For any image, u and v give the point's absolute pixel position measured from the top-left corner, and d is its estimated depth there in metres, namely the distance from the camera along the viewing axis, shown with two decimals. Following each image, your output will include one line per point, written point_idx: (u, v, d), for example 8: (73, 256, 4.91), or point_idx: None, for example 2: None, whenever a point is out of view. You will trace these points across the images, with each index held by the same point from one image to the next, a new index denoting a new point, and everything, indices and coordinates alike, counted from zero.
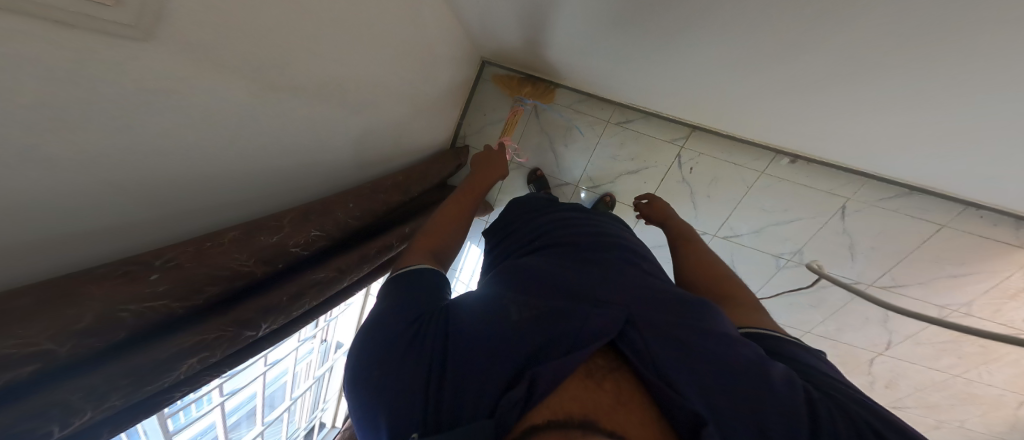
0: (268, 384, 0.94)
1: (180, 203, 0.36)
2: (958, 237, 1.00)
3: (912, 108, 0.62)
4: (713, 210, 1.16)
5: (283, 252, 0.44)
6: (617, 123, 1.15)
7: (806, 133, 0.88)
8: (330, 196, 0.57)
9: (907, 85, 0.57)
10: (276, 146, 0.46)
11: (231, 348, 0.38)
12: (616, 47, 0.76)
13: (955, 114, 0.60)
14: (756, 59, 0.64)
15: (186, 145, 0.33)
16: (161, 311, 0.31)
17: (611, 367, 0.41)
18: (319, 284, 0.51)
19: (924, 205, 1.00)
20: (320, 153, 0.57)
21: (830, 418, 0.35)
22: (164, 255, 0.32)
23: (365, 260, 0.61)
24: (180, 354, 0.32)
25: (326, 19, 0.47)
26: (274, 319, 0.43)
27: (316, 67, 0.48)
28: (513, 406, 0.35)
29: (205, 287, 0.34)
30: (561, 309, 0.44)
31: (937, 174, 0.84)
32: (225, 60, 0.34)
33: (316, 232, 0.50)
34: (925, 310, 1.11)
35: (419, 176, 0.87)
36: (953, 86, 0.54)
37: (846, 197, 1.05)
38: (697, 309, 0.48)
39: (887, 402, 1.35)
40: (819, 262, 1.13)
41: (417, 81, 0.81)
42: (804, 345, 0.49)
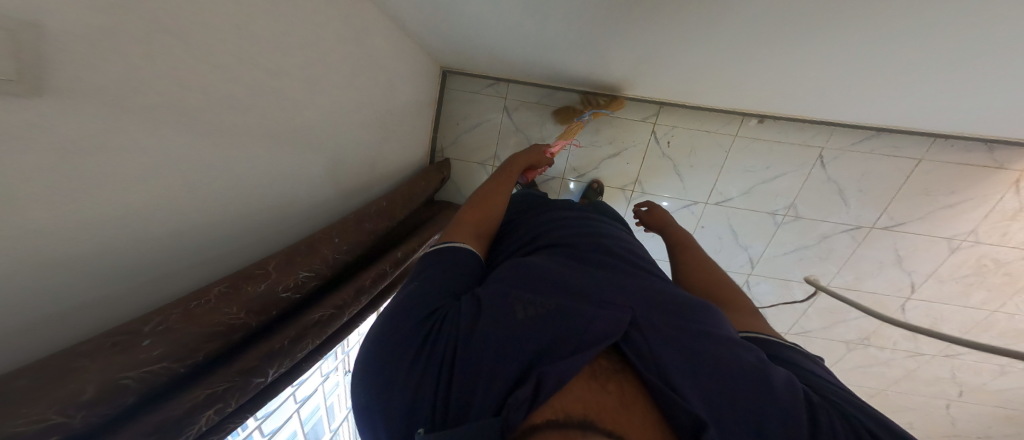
0: (304, 421, 0.99)
1: (161, 257, 0.40)
2: (940, 168, 1.00)
3: (867, 61, 0.63)
4: (699, 179, 1.16)
5: (275, 298, 0.48)
6: (588, 111, 1.18)
7: (768, 94, 0.89)
8: (316, 234, 0.61)
9: (855, 46, 0.59)
10: (244, 186, 0.50)
11: (244, 396, 0.42)
12: (555, 37, 0.79)
13: (910, 60, 0.60)
14: (708, 39, 0.67)
15: (150, 200, 0.37)
16: (164, 373, 0.35)
17: (615, 369, 0.43)
18: (319, 322, 0.54)
19: (899, 142, 1.00)
20: (292, 187, 0.61)
21: (830, 421, 0.36)
22: (152, 320, 0.35)
23: (363, 293, 0.65)
24: (194, 410, 0.36)
25: (267, 62, 0.51)
26: (279, 362, 0.47)
27: (271, 108, 0.53)
28: (520, 405, 0.37)
29: (202, 343, 0.38)
30: (565, 309, 0.46)
31: (911, 113, 0.84)
32: (172, 122, 0.38)
33: (304, 273, 0.53)
34: (935, 245, 1.08)
35: (402, 196, 0.91)
36: (902, 38, 0.54)
37: (820, 146, 1.05)
38: (694, 310, 0.49)
39: (939, 352, 1.32)
40: (816, 212, 1.12)
41: (375, 103, 0.85)
42: (802, 350, 0.50)
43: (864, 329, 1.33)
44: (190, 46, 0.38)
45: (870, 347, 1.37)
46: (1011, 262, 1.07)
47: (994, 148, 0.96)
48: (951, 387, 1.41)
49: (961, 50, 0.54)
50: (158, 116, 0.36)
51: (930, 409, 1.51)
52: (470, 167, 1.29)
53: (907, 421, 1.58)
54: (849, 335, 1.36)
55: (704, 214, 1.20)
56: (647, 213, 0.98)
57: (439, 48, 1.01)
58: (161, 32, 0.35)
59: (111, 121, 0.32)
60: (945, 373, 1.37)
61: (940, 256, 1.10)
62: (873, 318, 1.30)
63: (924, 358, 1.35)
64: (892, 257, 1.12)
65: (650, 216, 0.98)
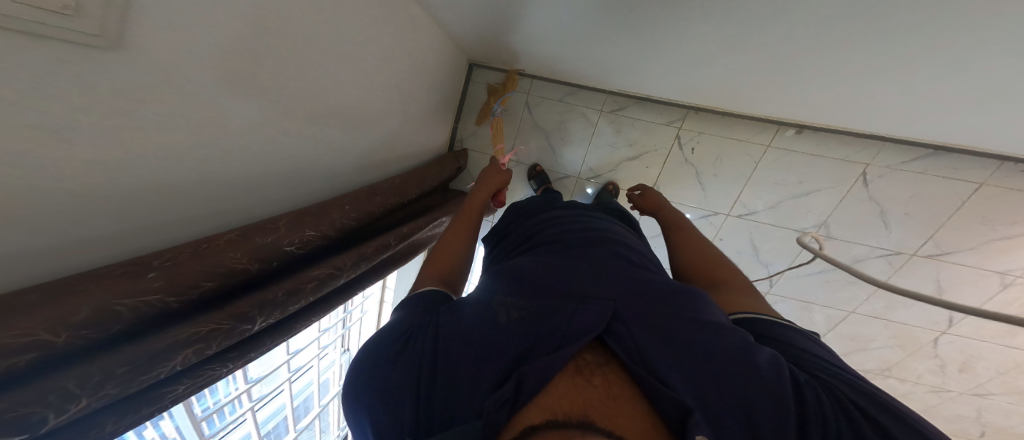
0: (294, 395, 1.03)
1: (172, 217, 0.40)
2: (1001, 195, 0.91)
3: (939, 69, 0.56)
4: (722, 189, 1.10)
5: (279, 251, 0.47)
6: (611, 112, 1.14)
7: (811, 102, 0.82)
8: (328, 199, 0.61)
9: (927, 51, 0.52)
10: (264, 160, 0.51)
11: (228, 341, 0.42)
12: (586, 34, 0.75)
13: (990, 69, 0.53)
14: (751, 38, 0.62)
15: (171, 164, 0.38)
16: (157, 306, 0.34)
17: (600, 361, 0.40)
18: (317, 282, 0.54)
19: (954, 164, 0.92)
20: (311, 164, 0.61)
21: (820, 404, 0.34)
22: (162, 255, 0.36)
23: (363, 259, 0.64)
24: (175, 346, 0.35)
25: (302, 39, 0.51)
26: (269, 314, 0.46)
27: (299, 86, 0.53)
28: (501, 407, 0.35)
29: (201, 282, 0.38)
30: (547, 309, 0.44)
31: (980, 131, 0.76)
32: (199, 90, 0.38)
33: (311, 232, 0.53)
34: (985, 278, 0.99)
35: (416, 180, 0.90)
36: (991, 44, 0.48)
37: (866, 163, 0.98)
38: (683, 298, 0.46)
39: (966, 389, 1.22)
40: (850, 233, 1.05)
41: (403, 87, 0.84)
42: (797, 327, 0.46)
43: (887, 359, 1.23)
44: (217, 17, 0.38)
45: (889, 378, 1.28)
46: None
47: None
48: (973, 426, 1.30)
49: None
50: (177, 81, 0.36)
51: None
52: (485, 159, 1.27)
53: None
54: (868, 364, 1.27)
55: (725, 226, 1.14)
56: (641, 196, 0.92)
57: (468, 41, 0.99)
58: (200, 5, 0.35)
59: (139, 86, 0.32)
60: (969, 412, 1.27)
61: (989, 292, 1.01)
62: (897, 349, 1.21)
63: (949, 395, 1.25)
64: (933, 288, 1.04)
65: (642, 199, 0.93)
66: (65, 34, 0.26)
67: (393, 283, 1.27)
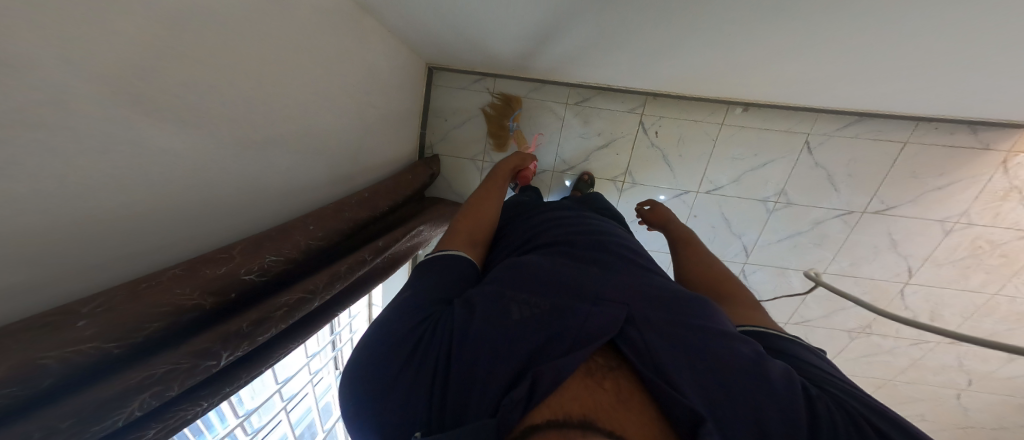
0: (294, 424, 1.04)
1: (120, 245, 0.41)
2: (926, 150, 1.00)
3: (847, 45, 0.62)
4: (687, 169, 1.16)
5: (235, 280, 0.48)
6: (576, 104, 1.18)
7: (745, 80, 0.88)
8: (290, 222, 0.62)
9: (834, 26, 0.58)
10: (214, 182, 0.52)
11: (192, 380, 0.41)
12: (526, 28, 0.79)
13: (885, 42, 0.60)
14: (677, 24, 0.66)
15: (109, 192, 0.39)
16: (92, 353, 0.34)
17: (612, 366, 0.44)
18: (288, 309, 0.54)
19: (881, 126, 1.00)
20: (265, 183, 0.63)
21: (829, 416, 0.37)
22: (92, 301, 0.36)
23: (336, 279, 0.64)
24: (123, 393, 0.35)
25: (237, 60, 0.53)
26: (236, 346, 0.46)
27: (240, 107, 0.55)
28: (515, 406, 0.37)
29: (145, 324, 0.38)
30: (561, 309, 0.47)
31: (896, 97, 0.83)
32: (126, 117, 0.39)
33: (272, 257, 0.54)
34: (928, 227, 1.07)
35: (386, 190, 0.92)
36: (872, 20, 0.54)
37: (806, 132, 1.05)
38: (695, 307, 0.50)
39: (943, 338, 1.31)
40: (807, 199, 1.11)
41: (356, 99, 0.87)
42: (802, 344, 0.50)
43: (865, 316, 1.32)
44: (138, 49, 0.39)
45: (872, 335, 1.37)
46: (1007, 243, 1.06)
47: (977, 129, 0.96)
48: (960, 375, 1.41)
49: (922, 30, 0.55)
50: (102, 115, 0.37)
51: (941, 399, 1.50)
52: (458, 162, 1.30)
53: (917, 409, 1.57)
54: (851, 323, 1.36)
55: (695, 204, 1.20)
56: (650, 211, 0.99)
57: (418, 43, 1.02)
58: (118, 35, 0.37)
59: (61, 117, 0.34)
60: (952, 360, 1.37)
61: (935, 240, 1.09)
62: None
63: (930, 345, 1.34)
64: (887, 242, 1.12)
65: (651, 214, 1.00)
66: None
67: (378, 298, 1.29)
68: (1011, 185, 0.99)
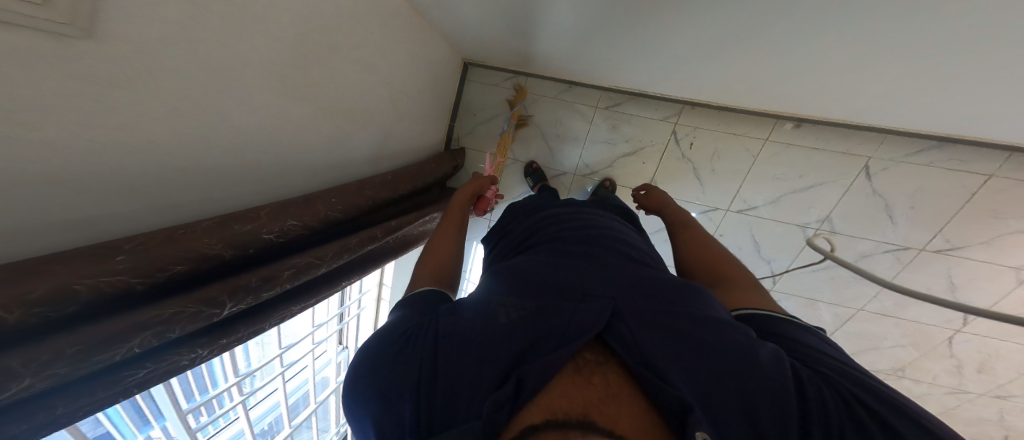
0: (289, 393, 1.05)
1: (160, 203, 0.41)
2: (1012, 187, 0.88)
3: (919, 62, 0.57)
4: (722, 184, 1.09)
5: (256, 238, 0.46)
6: (606, 108, 1.14)
7: (810, 94, 0.81)
8: (315, 193, 0.60)
9: (937, 37, 0.50)
10: (255, 153, 0.51)
11: (193, 326, 0.39)
12: (574, 28, 0.75)
13: (971, 61, 0.54)
14: (751, 32, 0.61)
15: (156, 155, 0.38)
16: (118, 287, 0.33)
17: (599, 360, 0.39)
18: (295, 271, 0.51)
19: (959, 156, 0.90)
20: (302, 158, 0.62)
21: (818, 397, 0.33)
22: (134, 239, 0.35)
23: (346, 251, 0.61)
24: (130, 328, 0.33)
25: (292, 39, 0.52)
26: (239, 299, 0.44)
27: (288, 82, 0.54)
28: (501, 407, 0.33)
29: (169, 265, 0.37)
30: (547, 307, 0.43)
31: (984, 122, 0.74)
32: (186, 85, 0.39)
33: (293, 222, 0.52)
34: (997, 274, 0.96)
35: (409, 175, 0.90)
36: (960, 37, 0.49)
37: (867, 156, 0.96)
38: (683, 296, 0.45)
39: (986, 391, 1.17)
40: (854, 228, 1.02)
41: (395, 84, 0.85)
42: (802, 324, 0.44)
43: (900, 359, 1.19)
44: (192, 14, 0.38)
45: (903, 378, 1.23)
46: None
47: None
48: (996, 430, 1.24)
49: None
50: (151, 77, 0.36)
51: None
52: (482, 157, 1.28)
53: None
54: (879, 365, 1.23)
55: (724, 222, 1.12)
56: (646, 196, 0.93)
57: (462, 38, 1.00)
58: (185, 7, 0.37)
59: (124, 81, 0.34)
60: (991, 415, 1.21)
61: (1005, 288, 0.97)
62: (911, 349, 1.17)
63: (968, 396, 1.20)
64: (944, 284, 1.00)
65: (648, 199, 0.93)
66: (27, 20, 0.26)
67: (389, 279, 1.24)
68: None
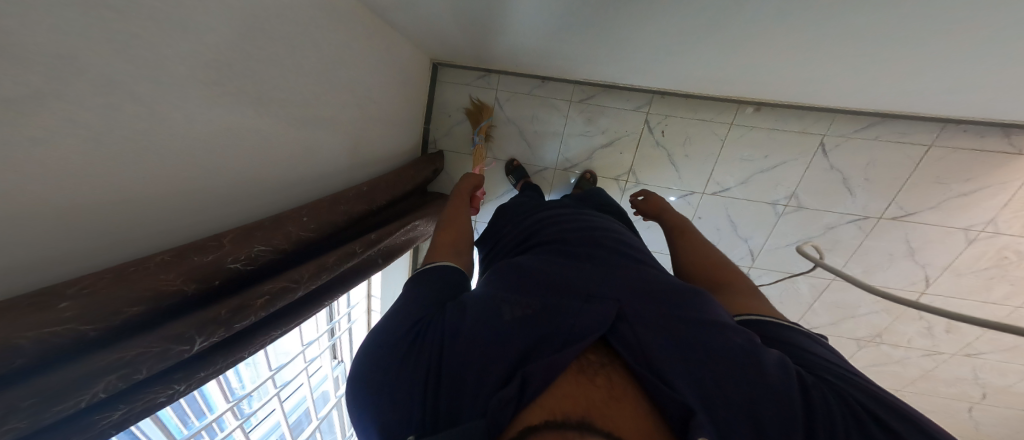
0: (288, 412, 1.04)
1: (117, 233, 0.41)
2: (953, 154, 0.94)
3: (847, 41, 0.60)
4: (695, 169, 1.12)
5: (221, 269, 0.46)
6: (580, 102, 1.15)
7: (759, 78, 0.84)
8: (284, 213, 0.60)
9: (853, 18, 0.54)
10: (216, 174, 0.52)
11: (163, 364, 0.39)
12: (529, 23, 0.77)
13: (889, 39, 0.58)
14: (693, 22, 0.64)
15: (106, 183, 0.39)
16: (68, 335, 0.33)
17: (603, 362, 0.41)
18: (269, 297, 0.51)
19: (906, 127, 0.95)
20: (265, 174, 0.62)
21: (823, 401, 0.34)
22: (77, 283, 0.35)
23: (324, 270, 0.61)
24: (91, 374, 0.33)
25: (241, 56, 0.52)
26: (214, 333, 0.44)
27: (242, 99, 0.54)
28: (504, 405, 0.35)
29: (124, 308, 0.36)
30: (552, 308, 0.45)
31: (919, 98, 0.79)
32: (129, 109, 0.39)
33: (261, 247, 0.52)
34: (950, 236, 1.03)
35: (385, 183, 0.91)
36: (874, 16, 0.53)
37: (821, 134, 1.01)
38: (685, 298, 0.47)
39: (958, 349, 1.25)
40: (819, 202, 1.07)
41: (358, 93, 0.85)
42: (807, 332, 0.46)
43: (876, 325, 1.27)
44: (123, 38, 0.38)
45: (882, 344, 1.31)
46: None
47: (1010, 132, 0.91)
48: (973, 388, 1.34)
49: (932, 25, 0.52)
50: (84, 97, 0.35)
51: (952, 412, 1.43)
52: (460, 158, 1.29)
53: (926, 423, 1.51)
54: (859, 332, 1.30)
55: (700, 206, 1.16)
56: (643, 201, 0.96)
57: (423, 39, 1.00)
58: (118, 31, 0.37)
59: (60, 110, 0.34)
60: (966, 374, 1.30)
61: (956, 248, 1.04)
62: (885, 315, 1.25)
63: (943, 357, 1.28)
64: (904, 249, 1.07)
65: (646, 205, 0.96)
66: None
67: (378, 289, 1.24)
68: None
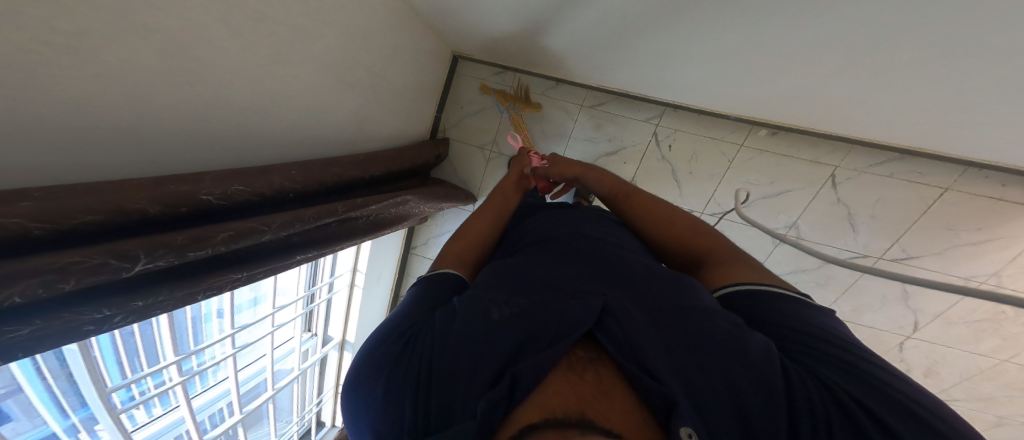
0: (242, 382, 0.94)
1: (94, 165, 0.38)
2: (967, 199, 0.94)
3: (882, 68, 0.59)
4: (699, 187, 1.11)
5: (191, 196, 0.42)
6: (591, 107, 1.14)
7: (783, 100, 0.83)
8: (274, 164, 0.58)
9: (895, 44, 0.52)
10: (213, 124, 0.49)
11: (95, 280, 0.34)
12: (560, 22, 0.74)
13: (929, 70, 0.56)
14: (730, 33, 0.62)
15: (97, 113, 0.36)
16: (13, 231, 0.28)
17: (592, 357, 0.38)
18: (233, 234, 0.46)
19: (921, 168, 0.95)
20: (264, 134, 0.58)
21: (803, 389, 0.32)
22: (45, 189, 0.31)
23: (299, 222, 0.57)
24: (15, 272, 0.28)
25: (261, 7, 0.50)
26: (162, 258, 0.39)
27: (255, 51, 0.51)
28: (495, 406, 0.33)
29: (80, 215, 0.33)
30: (542, 305, 0.43)
31: (944, 136, 0.78)
32: (134, 40, 0.36)
33: (239, 187, 0.48)
34: (950, 284, 1.02)
35: (384, 160, 0.88)
36: (920, 46, 0.51)
37: (835, 165, 1.00)
38: (678, 290, 0.44)
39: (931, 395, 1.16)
40: (819, 236, 1.06)
41: (375, 66, 0.83)
42: (815, 304, 0.42)
43: None
44: None
45: None
46: None
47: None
48: None
49: (976, 61, 0.51)
50: (97, 28, 0.33)
51: None
52: (465, 149, 1.27)
53: None
54: None
55: None
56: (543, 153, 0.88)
57: (446, 29, 0.98)
58: None
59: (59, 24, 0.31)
60: None
61: (954, 297, 1.04)
62: None
63: None
64: (898, 292, 1.07)
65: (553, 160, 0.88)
66: None
67: (364, 264, 1.20)
68: None
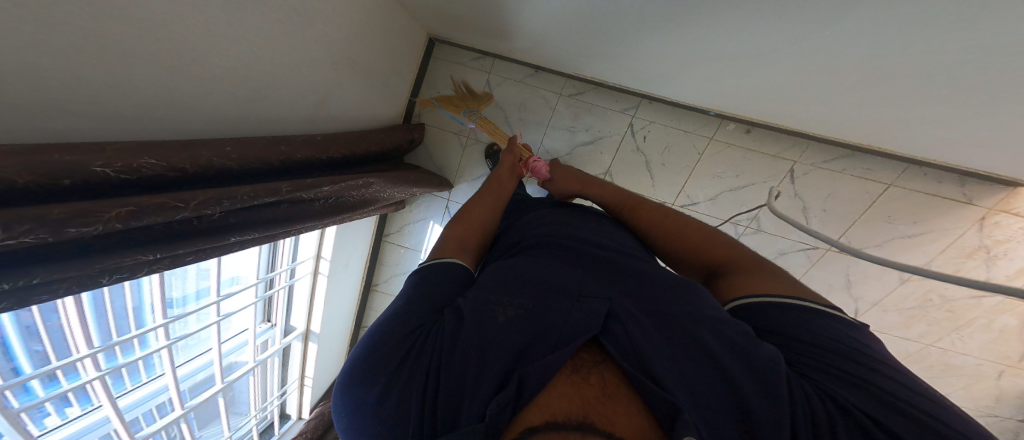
0: (183, 379, 0.86)
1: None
2: (907, 195, 1.02)
3: (831, 69, 0.62)
4: (669, 179, 1.14)
5: (80, 167, 0.37)
6: (569, 96, 1.14)
7: (746, 99, 0.86)
8: (202, 138, 0.53)
9: (842, 46, 0.55)
10: (145, 92, 0.44)
11: None
12: (537, 10, 0.73)
13: (872, 72, 0.60)
14: (696, 29, 0.63)
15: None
16: None
17: (597, 360, 0.38)
18: (134, 210, 0.40)
19: (869, 165, 1.02)
20: (210, 107, 0.54)
21: (805, 396, 0.33)
22: None
23: (228, 200, 0.51)
24: None
25: None
26: (37, 232, 0.33)
27: (197, 15, 0.47)
28: (502, 410, 0.33)
29: None
30: (549, 308, 0.42)
31: (886, 136, 0.84)
32: None
33: (150, 161, 0.43)
34: (888, 273, 1.12)
35: (346, 141, 0.84)
36: (865, 49, 0.54)
37: (795, 160, 1.06)
38: (681, 294, 0.45)
39: None
40: (776, 228, 1.13)
41: (341, 41, 0.78)
42: (841, 317, 0.41)
43: None
44: None
45: None
46: (957, 300, 1.11)
47: (965, 183, 0.99)
48: None
49: (910, 66, 0.55)
50: None
51: None
52: (442, 134, 1.25)
53: None
54: None
55: None
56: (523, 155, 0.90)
57: (419, 10, 0.94)
58: None
59: None
60: None
61: (890, 286, 1.14)
62: None
63: None
64: (842, 281, 1.16)
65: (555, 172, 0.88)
66: None
67: (329, 251, 1.14)
68: (981, 243, 1.02)
